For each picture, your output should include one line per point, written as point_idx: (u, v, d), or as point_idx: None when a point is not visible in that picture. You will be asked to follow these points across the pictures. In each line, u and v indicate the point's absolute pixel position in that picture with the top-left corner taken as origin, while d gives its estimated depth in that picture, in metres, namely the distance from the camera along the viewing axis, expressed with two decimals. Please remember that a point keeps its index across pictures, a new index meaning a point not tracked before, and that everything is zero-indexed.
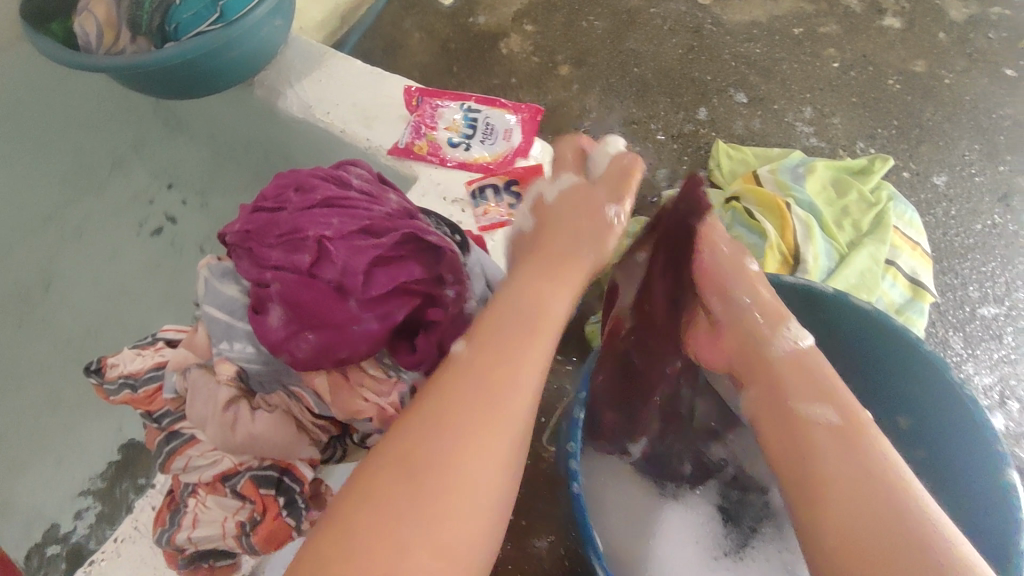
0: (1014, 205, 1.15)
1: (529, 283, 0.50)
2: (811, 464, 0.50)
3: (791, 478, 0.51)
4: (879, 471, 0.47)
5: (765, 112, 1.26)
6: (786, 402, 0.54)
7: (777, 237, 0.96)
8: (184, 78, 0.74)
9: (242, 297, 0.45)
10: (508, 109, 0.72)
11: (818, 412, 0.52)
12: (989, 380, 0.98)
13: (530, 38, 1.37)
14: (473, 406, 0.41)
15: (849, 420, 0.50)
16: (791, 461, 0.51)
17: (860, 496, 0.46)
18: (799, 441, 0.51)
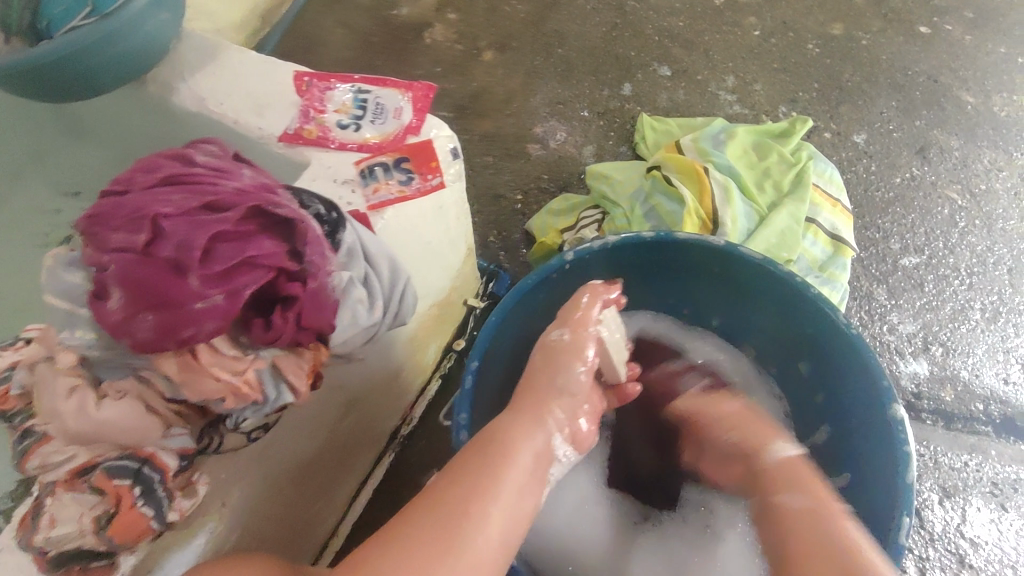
0: (932, 157, 1.15)
1: (507, 418, 0.56)
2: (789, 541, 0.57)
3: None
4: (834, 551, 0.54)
5: (688, 83, 1.26)
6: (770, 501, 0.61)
7: (694, 202, 0.97)
8: (63, 80, 0.71)
9: (85, 285, 0.43)
10: (397, 89, 0.71)
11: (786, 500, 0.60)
12: (912, 328, 0.99)
13: (453, 26, 1.35)
14: (435, 535, 0.47)
15: (816, 507, 0.58)
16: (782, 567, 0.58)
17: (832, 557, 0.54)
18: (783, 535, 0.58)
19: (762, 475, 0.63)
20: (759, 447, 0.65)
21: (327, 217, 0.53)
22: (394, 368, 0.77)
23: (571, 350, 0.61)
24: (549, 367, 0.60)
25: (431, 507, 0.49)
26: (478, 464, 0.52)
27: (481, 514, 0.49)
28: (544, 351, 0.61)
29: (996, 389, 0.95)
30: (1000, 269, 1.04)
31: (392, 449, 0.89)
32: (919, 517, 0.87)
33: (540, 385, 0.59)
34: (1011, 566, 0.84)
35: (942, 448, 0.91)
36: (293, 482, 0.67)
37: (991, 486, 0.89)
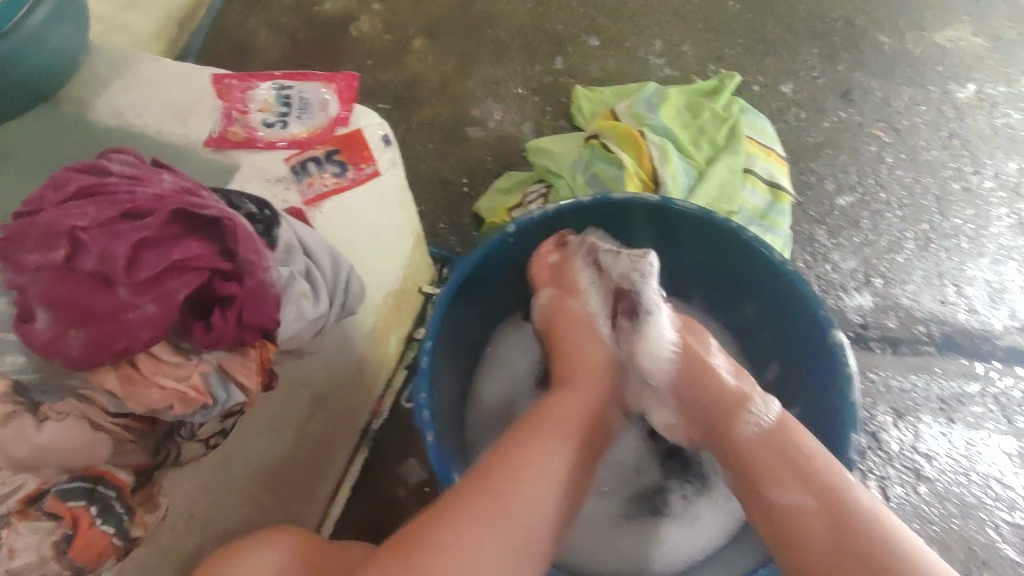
0: (855, 99, 1.19)
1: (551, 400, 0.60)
2: (790, 528, 0.53)
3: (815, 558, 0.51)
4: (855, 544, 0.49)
5: (618, 51, 1.27)
6: (761, 483, 0.55)
7: (634, 165, 1.00)
8: None
9: None
10: (320, 81, 0.71)
11: (798, 495, 0.53)
12: (853, 264, 1.03)
13: (379, 16, 1.32)
14: (480, 505, 0.50)
15: (819, 498, 0.52)
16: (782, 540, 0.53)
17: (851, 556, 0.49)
18: (789, 530, 0.53)
19: (747, 452, 0.57)
20: (734, 419, 0.59)
21: (261, 215, 0.53)
22: (356, 362, 0.76)
23: (588, 317, 0.66)
24: (574, 332, 0.65)
25: (475, 481, 0.52)
26: (523, 439, 0.55)
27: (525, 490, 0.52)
28: (564, 314, 0.67)
29: (935, 311, 1.00)
30: (928, 198, 1.09)
31: (365, 445, 0.87)
32: (877, 440, 0.91)
33: (577, 347, 0.65)
34: (963, 474, 0.89)
35: (891, 372, 0.96)
36: (267, 485, 0.66)
37: (939, 403, 0.94)
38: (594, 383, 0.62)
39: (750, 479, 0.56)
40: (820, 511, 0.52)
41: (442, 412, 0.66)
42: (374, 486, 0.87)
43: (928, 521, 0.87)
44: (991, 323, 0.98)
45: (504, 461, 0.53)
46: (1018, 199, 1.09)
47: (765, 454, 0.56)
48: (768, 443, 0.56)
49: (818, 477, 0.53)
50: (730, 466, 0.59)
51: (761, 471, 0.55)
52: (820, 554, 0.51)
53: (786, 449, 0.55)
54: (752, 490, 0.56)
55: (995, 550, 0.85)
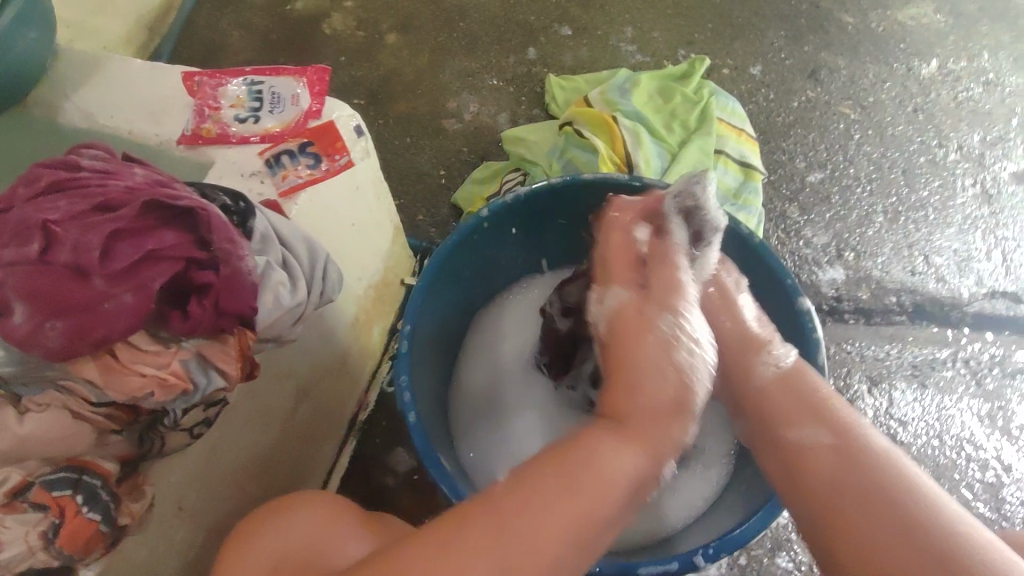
0: (823, 78, 1.21)
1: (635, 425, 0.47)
2: (816, 479, 0.52)
3: (840, 494, 0.50)
4: (875, 481, 0.49)
5: (590, 39, 1.28)
6: (780, 430, 0.57)
7: (607, 150, 1.01)
8: None
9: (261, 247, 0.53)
10: (291, 76, 0.71)
11: (815, 435, 0.54)
12: (826, 239, 1.06)
13: (351, 13, 1.32)
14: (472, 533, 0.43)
15: (841, 439, 0.53)
16: (809, 491, 0.53)
17: (866, 500, 0.49)
18: (803, 467, 0.54)
19: (761, 396, 0.59)
20: (749, 367, 0.61)
21: (236, 207, 0.53)
22: (339, 354, 0.77)
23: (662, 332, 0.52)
24: (646, 344, 0.50)
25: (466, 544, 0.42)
26: (561, 472, 0.44)
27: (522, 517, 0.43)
28: (635, 321, 0.52)
29: (906, 281, 1.02)
30: (896, 172, 1.12)
31: (353, 437, 0.88)
32: (853, 408, 0.94)
33: (643, 390, 0.48)
34: (936, 437, 0.92)
35: (866, 343, 0.98)
36: (256, 476, 0.67)
37: (912, 370, 0.96)
38: (659, 435, 0.47)
39: (761, 422, 0.59)
40: (833, 448, 0.53)
41: (424, 395, 0.67)
42: (364, 477, 0.87)
43: None
44: (959, 291, 1.01)
45: (511, 509, 0.43)
46: (982, 169, 1.12)
47: (781, 398, 0.58)
48: (781, 384, 0.59)
49: (832, 419, 0.55)
50: (741, 413, 0.62)
51: (780, 412, 0.57)
52: (821, 488, 0.52)
53: (804, 392, 0.57)
54: (771, 437, 0.58)
55: (969, 508, 0.88)
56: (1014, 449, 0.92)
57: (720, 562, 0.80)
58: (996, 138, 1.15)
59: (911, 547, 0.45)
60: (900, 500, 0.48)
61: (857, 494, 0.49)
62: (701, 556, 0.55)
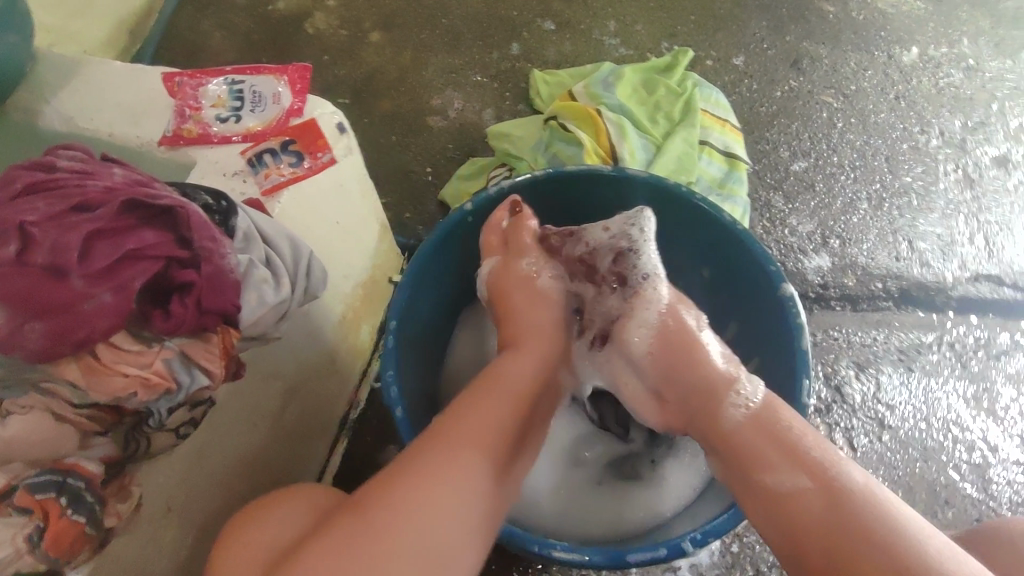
0: (805, 67, 1.22)
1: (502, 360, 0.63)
2: (795, 523, 0.52)
3: (822, 545, 0.50)
4: (856, 528, 0.49)
5: (573, 34, 1.28)
6: (756, 473, 0.54)
7: (592, 143, 1.01)
8: None
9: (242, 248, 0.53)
10: (271, 74, 0.71)
11: (798, 479, 0.52)
12: (811, 227, 1.07)
13: (334, 12, 1.32)
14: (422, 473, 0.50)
15: (818, 483, 0.52)
16: (788, 534, 0.52)
17: (858, 549, 0.48)
18: (791, 516, 0.52)
19: (733, 440, 0.57)
20: (717, 406, 0.58)
21: (218, 206, 0.53)
22: (328, 352, 0.77)
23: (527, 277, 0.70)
24: (531, 299, 0.68)
25: (436, 446, 0.52)
26: (474, 397, 0.57)
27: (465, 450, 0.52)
28: (515, 277, 0.70)
29: (890, 267, 1.03)
30: (879, 159, 1.13)
31: (345, 435, 0.88)
32: (841, 393, 0.95)
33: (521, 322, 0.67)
34: (923, 419, 0.93)
35: (852, 329, 0.99)
36: (247, 475, 0.67)
37: (898, 354, 0.97)
38: (542, 345, 0.65)
39: (738, 466, 0.56)
40: (815, 492, 0.51)
41: (411, 390, 0.67)
42: (357, 475, 0.86)
43: (892, 467, 0.90)
44: (943, 275, 1.02)
45: (462, 424, 0.54)
46: (964, 154, 1.13)
47: (753, 440, 0.56)
48: (756, 425, 0.56)
49: (811, 460, 0.53)
50: (713, 452, 0.59)
51: (752, 456, 0.55)
52: (806, 539, 0.51)
53: (778, 434, 0.55)
54: (744, 482, 0.56)
55: (957, 489, 0.89)
56: (999, 430, 0.93)
57: (713, 549, 0.81)
58: (977, 123, 1.16)
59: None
60: (883, 548, 0.47)
61: (836, 545, 0.49)
62: (689, 542, 0.55)
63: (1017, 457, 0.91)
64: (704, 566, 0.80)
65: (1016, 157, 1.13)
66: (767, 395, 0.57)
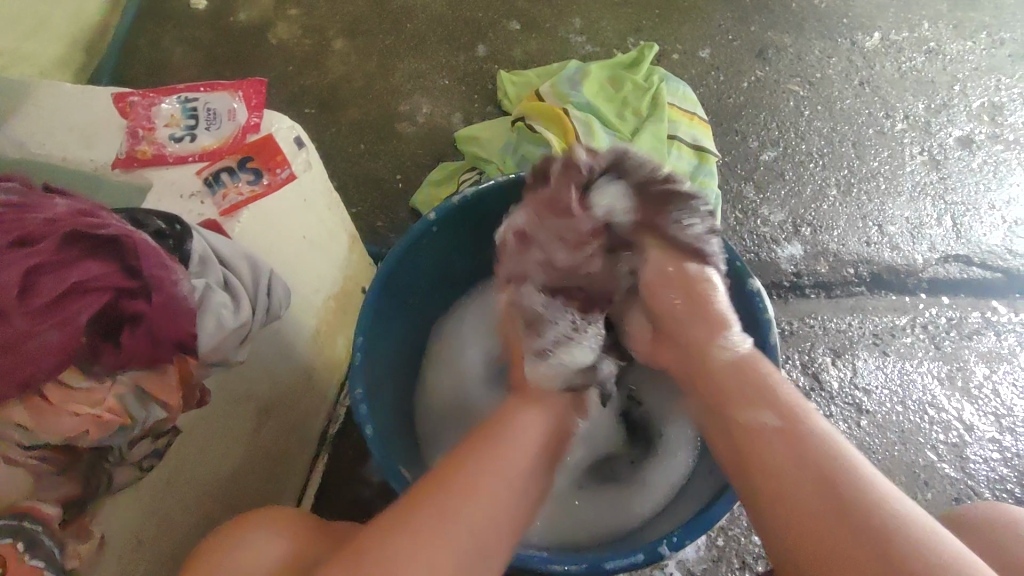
0: (770, 57, 1.22)
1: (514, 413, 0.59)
2: (754, 456, 0.53)
3: (778, 473, 0.51)
4: (819, 466, 0.49)
5: (539, 33, 1.27)
6: (727, 412, 0.57)
7: (560, 143, 1.01)
8: None
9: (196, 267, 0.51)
10: (225, 91, 0.69)
11: (761, 414, 0.54)
12: (782, 216, 1.07)
13: (296, 21, 1.30)
14: (434, 518, 0.47)
15: (784, 422, 0.53)
16: (747, 470, 0.53)
17: (818, 482, 0.48)
18: (751, 449, 0.53)
19: (713, 377, 0.60)
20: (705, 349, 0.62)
21: (171, 231, 0.52)
22: (302, 371, 0.76)
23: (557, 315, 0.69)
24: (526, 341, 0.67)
25: (436, 496, 0.49)
26: (487, 445, 0.54)
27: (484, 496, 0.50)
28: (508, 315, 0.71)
29: (862, 252, 1.04)
30: (847, 145, 1.14)
31: (325, 451, 0.87)
32: (818, 380, 0.95)
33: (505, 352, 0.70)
34: (900, 402, 0.94)
35: (828, 316, 1.00)
36: (224, 501, 0.66)
37: (873, 338, 0.98)
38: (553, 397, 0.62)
39: (719, 406, 0.58)
40: (783, 429, 0.52)
41: (383, 401, 0.67)
42: (340, 491, 0.85)
43: (871, 451, 0.91)
44: (913, 258, 1.03)
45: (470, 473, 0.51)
46: (929, 136, 1.14)
47: (732, 380, 0.58)
48: (738, 368, 0.59)
49: (785, 402, 0.54)
50: (693, 393, 0.62)
51: (724, 396, 0.58)
52: (764, 471, 0.52)
53: (754, 377, 0.57)
54: (719, 421, 0.58)
55: (935, 469, 0.90)
56: (974, 408, 0.94)
57: (699, 544, 0.81)
58: (941, 105, 1.17)
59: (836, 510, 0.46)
60: (843, 484, 0.48)
61: (789, 473, 0.50)
62: (666, 546, 0.56)
63: (992, 434, 0.92)
64: (691, 561, 0.80)
65: (979, 137, 1.14)
66: (753, 349, 0.60)
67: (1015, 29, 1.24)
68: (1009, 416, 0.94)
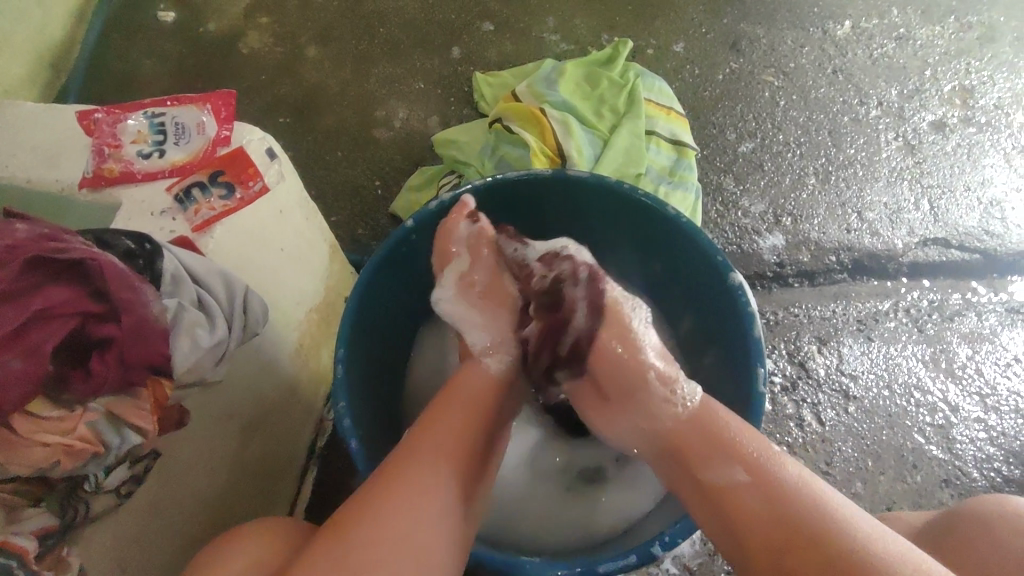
0: (744, 49, 1.23)
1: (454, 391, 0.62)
2: (735, 520, 0.52)
3: (764, 543, 0.50)
4: (804, 526, 0.49)
5: (513, 33, 1.27)
6: (698, 475, 0.55)
7: (537, 143, 1.01)
8: None
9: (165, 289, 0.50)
10: (193, 104, 0.68)
11: (733, 472, 0.53)
12: (762, 207, 1.07)
13: (267, 29, 1.28)
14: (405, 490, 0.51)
15: (758, 479, 0.52)
16: (730, 537, 0.53)
17: (804, 542, 0.48)
18: (732, 513, 0.52)
19: (679, 444, 0.58)
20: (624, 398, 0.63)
21: (141, 250, 0.50)
22: (287, 384, 0.74)
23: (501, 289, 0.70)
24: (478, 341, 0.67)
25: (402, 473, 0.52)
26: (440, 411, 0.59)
27: (437, 472, 0.53)
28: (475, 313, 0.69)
29: (843, 239, 1.05)
30: (823, 133, 1.14)
31: (314, 463, 0.85)
32: (805, 368, 0.96)
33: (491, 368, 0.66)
34: (886, 387, 0.95)
35: (812, 304, 1.00)
36: (210, 520, 0.65)
37: (858, 324, 0.99)
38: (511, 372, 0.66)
39: (686, 467, 0.57)
40: (754, 487, 0.52)
41: (367, 412, 0.66)
42: (331, 504, 0.84)
43: (860, 436, 0.92)
44: (893, 243, 1.04)
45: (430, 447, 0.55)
46: (903, 122, 1.15)
47: (696, 435, 0.57)
48: (693, 424, 0.58)
49: (747, 453, 0.54)
50: (658, 453, 0.60)
51: (690, 461, 0.57)
52: (751, 537, 0.51)
53: (715, 430, 0.56)
54: (689, 482, 0.57)
55: (924, 452, 0.91)
56: (958, 389, 0.95)
57: (694, 539, 0.81)
58: (913, 90, 1.18)
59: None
60: (828, 544, 0.47)
61: (775, 542, 0.49)
62: (659, 546, 0.56)
63: (978, 414, 0.93)
64: (687, 556, 0.80)
65: (952, 120, 1.15)
66: (702, 397, 0.59)
67: (982, 13, 1.26)
68: (993, 396, 0.95)
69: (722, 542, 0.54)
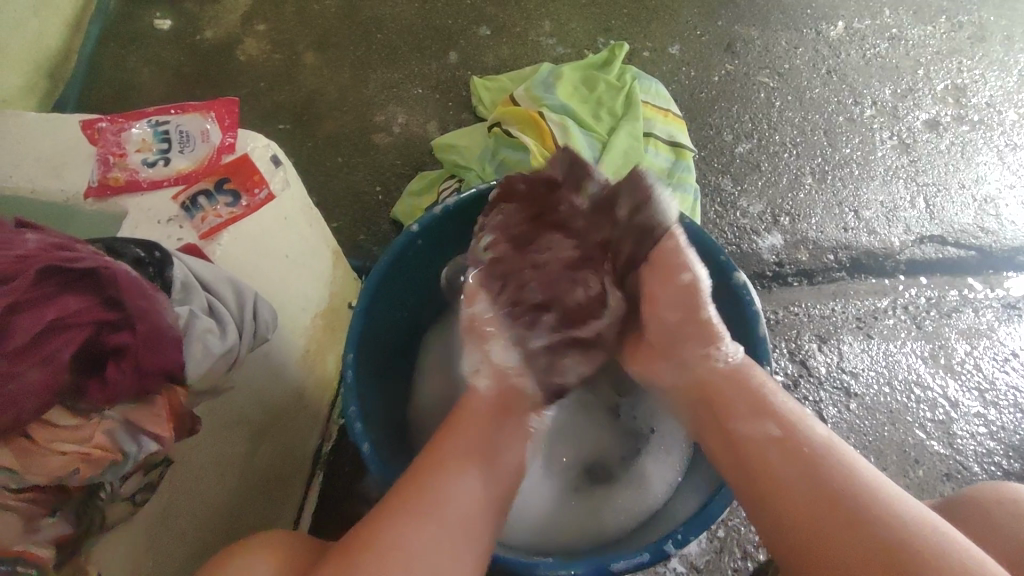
0: (739, 51, 1.24)
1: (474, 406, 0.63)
2: (761, 470, 0.53)
3: (788, 487, 0.51)
4: (831, 479, 0.50)
5: (510, 38, 1.27)
6: (731, 427, 0.57)
7: (538, 147, 1.02)
8: None
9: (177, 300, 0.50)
10: (197, 113, 0.68)
11: (765, 426, 0.55)
12: (760, 207, 1.08)
13: (264, 36, 1.28)
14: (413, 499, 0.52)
15: (790, 434, 0.54)
16: (754, 486, 0.54)
17: (827, 491, 0.49)
18: (759, 463, 0.54)
19: (715, 393, 0.61)
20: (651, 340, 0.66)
21: (150, 258, 0.51)
22: (294, 390, 0.75)
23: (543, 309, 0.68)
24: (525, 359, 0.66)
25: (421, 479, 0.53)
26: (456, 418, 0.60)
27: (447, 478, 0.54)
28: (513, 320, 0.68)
29: (840, 238, 1.06)
30: (818, 133, 1.16)
31: (321, 468, 0.85)
32: (806, 367, 0.97)
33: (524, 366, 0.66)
34: (886, 383, 0.96)
35: (811, 303, 1.01)
36: (220, 527, 0.65)
37: (857, 322, 1.00)
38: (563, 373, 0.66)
39: (714, 422, 0.60)
40: (783, 442, 0.54)
41: (375, 415, 0.66)
42: (337, 509, 0.84)
43: (862, 433, 0.93)
44: (890, 241, 1.05)
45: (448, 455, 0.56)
46: (897, 121, 1.17)
47: (733, 393, 0.59)
48: (729, 381, 0.60)
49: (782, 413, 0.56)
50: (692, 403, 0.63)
51: (725, 414, 0.59)
52: (771, 483, 0.52)
53: (750, 389, 0.58)
54: (721, 435, 0.58)
55: (925, 447, 0.92)
56: (958, 384, 0.96)
57: (700, 537, 0.81)
58: (907, 89, 1.19)
59: (852, 524, 0.47)
60: (851, 495, 0.48)
61: (803, 493, 0.50)
62: (671, 544, 0.56)
63: (977, 409, 0.94)
64: (694, 555, 0.81)
65: (945, 119, 1.17)
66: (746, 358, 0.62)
67: (971, 12, 1.27)
68: (992, 390, 0.96)
69: (742, 493, 0.55)
